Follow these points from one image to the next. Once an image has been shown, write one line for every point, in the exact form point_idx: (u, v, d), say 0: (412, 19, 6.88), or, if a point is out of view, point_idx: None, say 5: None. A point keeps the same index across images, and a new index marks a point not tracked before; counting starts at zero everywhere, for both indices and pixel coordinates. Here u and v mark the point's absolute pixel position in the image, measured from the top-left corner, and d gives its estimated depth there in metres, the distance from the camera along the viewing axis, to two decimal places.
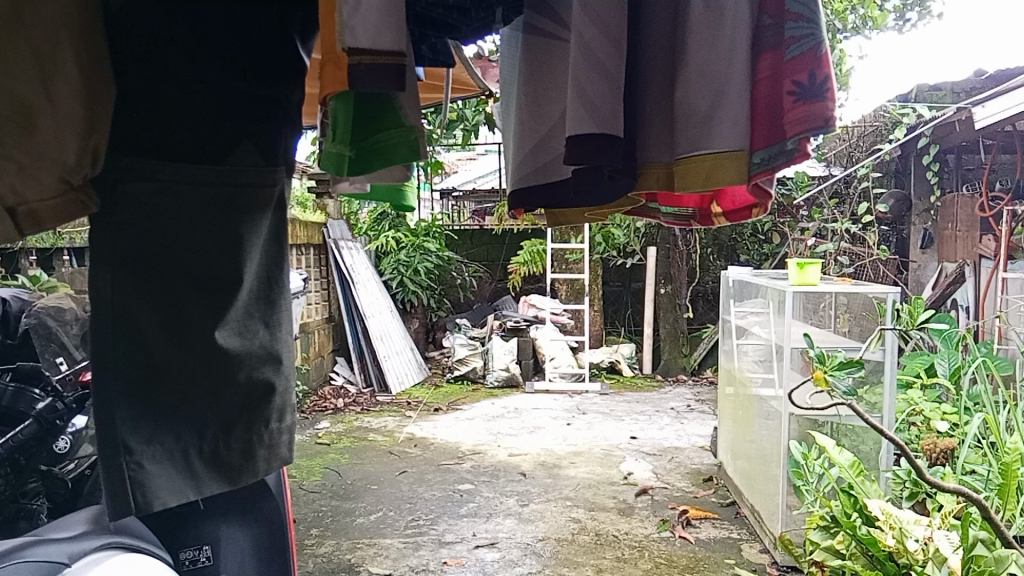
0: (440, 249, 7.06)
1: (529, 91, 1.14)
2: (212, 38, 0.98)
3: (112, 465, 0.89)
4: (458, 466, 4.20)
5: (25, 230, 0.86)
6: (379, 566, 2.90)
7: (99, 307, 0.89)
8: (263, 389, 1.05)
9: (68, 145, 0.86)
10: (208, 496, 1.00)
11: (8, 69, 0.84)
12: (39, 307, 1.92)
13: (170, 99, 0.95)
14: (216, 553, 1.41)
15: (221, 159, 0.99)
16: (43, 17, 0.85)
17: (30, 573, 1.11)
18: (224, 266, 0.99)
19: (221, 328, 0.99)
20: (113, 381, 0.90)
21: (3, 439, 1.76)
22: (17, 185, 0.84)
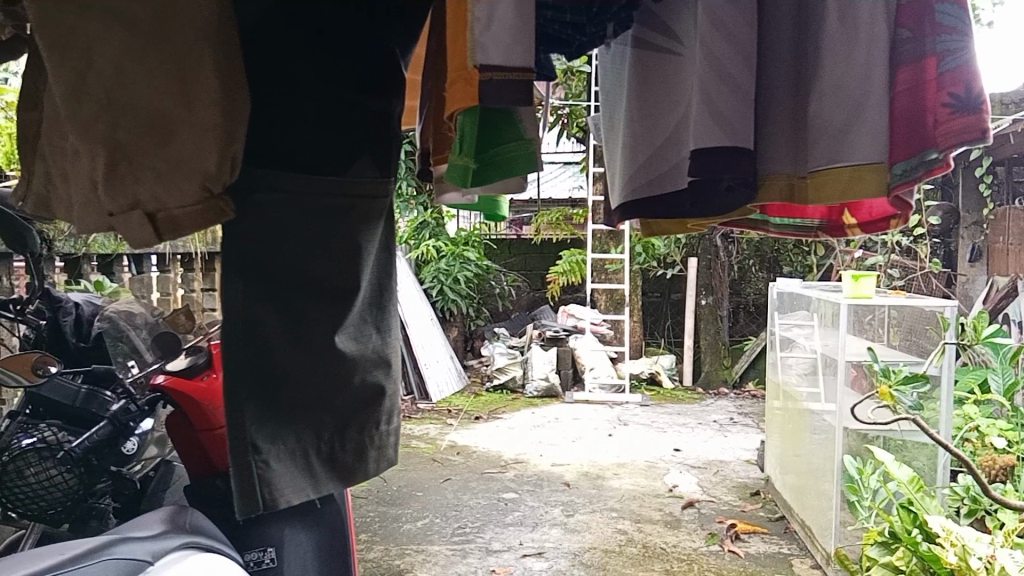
0: (479, 258, 7.11)
1: (638, 104, 1.19)
2: (338, 42, 1.00)
3: (242, 461, 0.92)
4: (501, 474, 4.21)
5: (164, 236, 0.93)
6: (427, 572, 2.92)
7: (230, 309, 0.92)
8: (375, 391, 1.11)
9: (208, 154, 0.88)
10: (326, 496, 1.05)
11: (154, 82, 0.89)
12: (111, 310, 1.96)
13: (296, 106, 0.98)
14: (279, 555, 1.75)
15: (345, 170, 1.03)
16: (182, 27, 0.88)
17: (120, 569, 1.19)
18: (344, 270, 1.04)
19: (341, 331, 1.04)
20: (241, 379, 0.93)
21: (77, 440, 1.74)
22: (160, 193, 0.91)
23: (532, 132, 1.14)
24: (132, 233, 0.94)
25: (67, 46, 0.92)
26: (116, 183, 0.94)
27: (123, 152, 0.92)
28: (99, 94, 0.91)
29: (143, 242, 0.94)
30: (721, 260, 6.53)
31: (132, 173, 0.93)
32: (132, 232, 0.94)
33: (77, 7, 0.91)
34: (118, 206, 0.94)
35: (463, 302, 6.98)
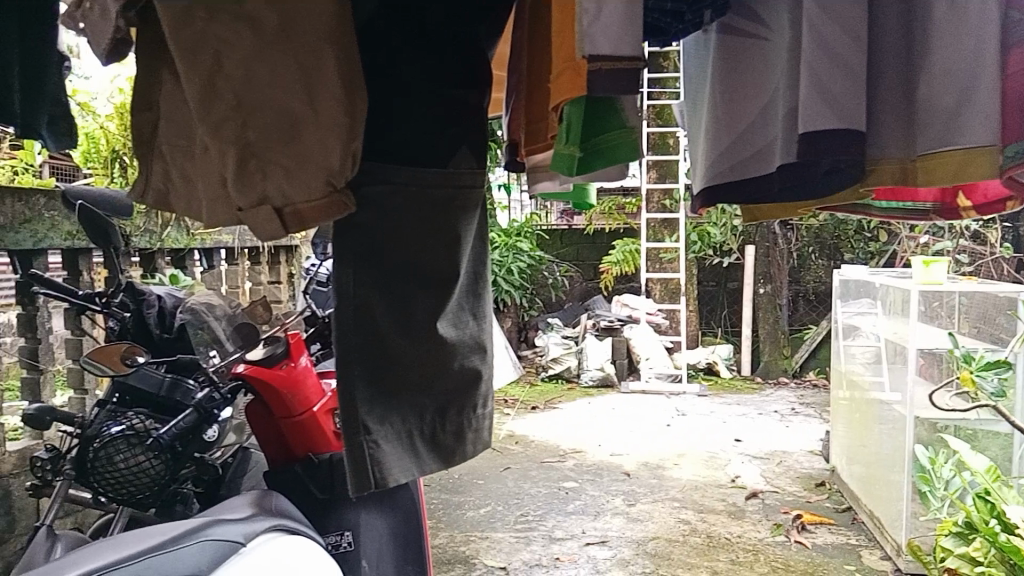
0: (532, 249, 7.13)
1: (725, 89, 1.22)
2: (442, 48, 1.18)
3: (355, 444, 1.07)
4: (561, 464, 4.23)
5: (290, 228, 1.02)
6: (493, 559, 2.97)
7: (344, 296, 1.08)
8: (473, 375, 1.27)
9: (333, 152, 1.00)
10: (429, 474, 1.20)
11: (283, 85, 1.01)
12: (193, 302, 2.00)
13: (403, 103, 1.15)
14: (355, 538, 1.88)
15: (447, 164, 1.19)
16: (308, 34, 1.00)
17: (213, 550, 1.26)
18: (445, 263, 1.20)
19: (442, 319, 1.21)
20: (354, 366, 1.09)
21: (164, 428, 1.73)
22: (286, 188, 1.02)
23: (634, 120, 1.22)
24: (261, 226, 1.03)
25: (197, 52, 1.01)
26: (246, 179, 1.04)
27: (252, 150, 1.03)
28: (229, 96, 1.02)
29: (271, 235, 1.04)
30: (780, 247, 6.43)
31: (261, 170, 1.03)
32: (260, 225, 1.03)
33: (208, 13, 1.01)
34: (247, 201, 1.04)
35: (518, 293, 7.01)
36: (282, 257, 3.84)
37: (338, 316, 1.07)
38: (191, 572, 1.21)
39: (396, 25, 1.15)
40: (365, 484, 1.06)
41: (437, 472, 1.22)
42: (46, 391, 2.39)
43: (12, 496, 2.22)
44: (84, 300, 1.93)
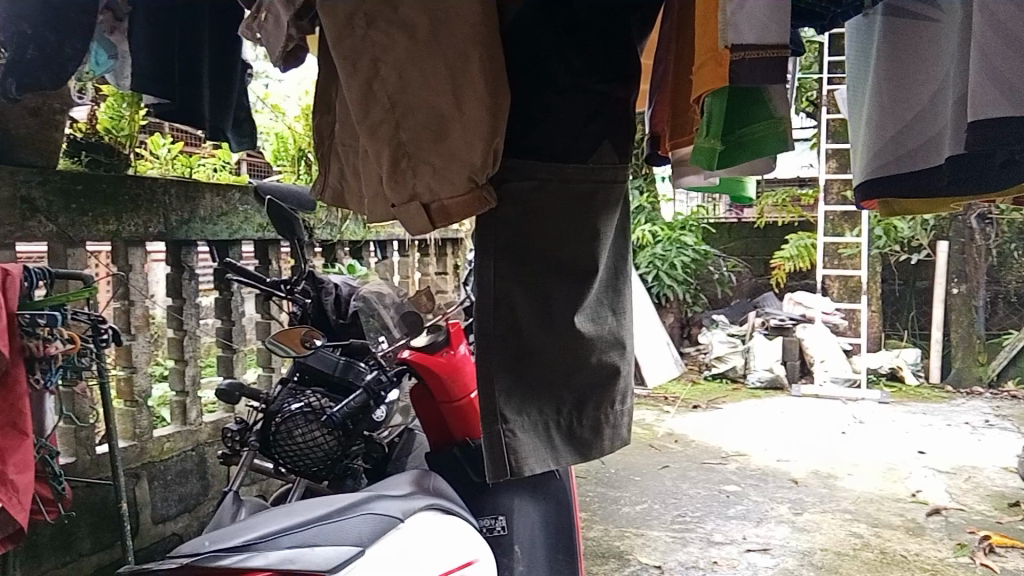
0: (697, 243, 6.94)
1: (889, 76, 1.31)
2: (586, 45, 1.26)
3: (492, 431, 1.19)
4: (722, 466, 4.11)
5: (437, 223, 1.12)
6: (648, 556, 2.94)
7: (485, 286, 1.21)
8: (611, 370, 1.34)
9: (475, 150, 1.08)
10: (565, 465, 1.29)
11: (434, 89, 1.10)
12: (366, 291, 2.13)
13: (549, 99, 1.23)
14: (508, 523, 1.94)
15: (587, 158, 1.27)
16: (457, 40, 1.09)
17: (374, 523, 1.34)
18: (583, 258, 1.29)
19: (579, 313, 1.29)
20: (494, 357, 1.20)
21: (338, 406, 1.84)
22: (434, 185, 1.11)
23: (782, 110, 1.25)
24: (410, 221, 1.12)
25: (358, 59, 1.13)
26: (398, 178, 1.13)
27: (404, 149, 1.12)
28: (385, 99, 1.13)
29: (419, 230, 1.12)
30: (977, 244, 5.83)
31: (411, 168, 1.12)
32: (409, 220, 1.12)
33: (367, 21, 1.13)
34: (399, 198, 1.13)
35: (681, 288, 6.85)
36: (449, 249, 4.01)
37: (480, 307, 1.20)
38: (355, 543, 1.28)
39: (540, 22, 1.22)
40: (501, 472, 1.18)
41: (574, 464, 1.32)
42: (238, 368, 2.64)
43: (207, 463, 2.47)
44: (272, 286, 2.10)
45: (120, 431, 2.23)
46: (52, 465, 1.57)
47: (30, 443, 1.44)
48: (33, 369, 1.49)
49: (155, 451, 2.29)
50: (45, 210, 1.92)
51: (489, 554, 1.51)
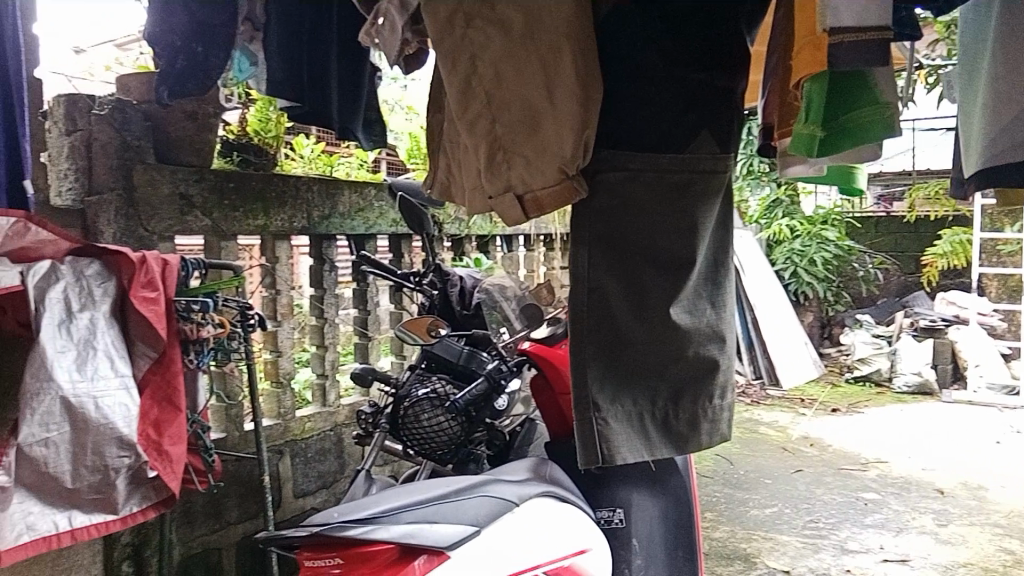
0: (840, 238, 6.52)
1: (1005, 65, 1.39)
2: (682, 35, 1.26)
3: (585, 417, 1.26)
4: (861, 473, 3.90)
5: (530, 213, 1.21)
6: (776, 561, 2.85)
7: (580, 277, 1.27)
8: (708, 363, 1.36)
9: (566, 141, 1.16)
10: (660, 456, 1.33)
11: (528, 84, 1.19)
12: (488, 283, 2.16)
13: (644, 91, 1.25)
14: (625, 516, 1.94)
15: (685, 148, 1.28)
16: (550, 37, 1.17)
17: (490, 506, 1.36)
18: (680, 249, 1.30)
19: (675, 305, 1.32)
20: (587, 346, 1.26)
21: (461, 393, 1.92)
22: (527, 176, 1.20)
23: (888, 97, 1.33)
24: (505, 212, 1.21)
25: (457, 56, 1.21)
26: (494, 171, 1.22)
27: (500, 143, 1.21)
28: (482, 94, 1.21)
29: (512, 220, 1.22)
30: None
31: (506, 161, 1.21)
32: (505, 211, 1.22)
33: (466, 21, 1.21)
34: (494, 190, 1.22)
35: (821, 286, 6.54)
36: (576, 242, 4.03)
37: (574, 296, 1.27)
38: (472, 523, 1.31)
39: (636, 13, 1.25)
40: (592, 459, 1.25)
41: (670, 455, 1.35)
42: (372, 355, 2.80)
43: (343, 442, 2.64)
44: (403, 279, 2.21)
45: (265, 411, 2.41)
46: (204, 439, 1.72)
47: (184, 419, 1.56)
48: (186, 351, 1.64)
49: (296, 430, 2.46)
50: (201, 205, 2.11)
51: (603, 546, 1.52)
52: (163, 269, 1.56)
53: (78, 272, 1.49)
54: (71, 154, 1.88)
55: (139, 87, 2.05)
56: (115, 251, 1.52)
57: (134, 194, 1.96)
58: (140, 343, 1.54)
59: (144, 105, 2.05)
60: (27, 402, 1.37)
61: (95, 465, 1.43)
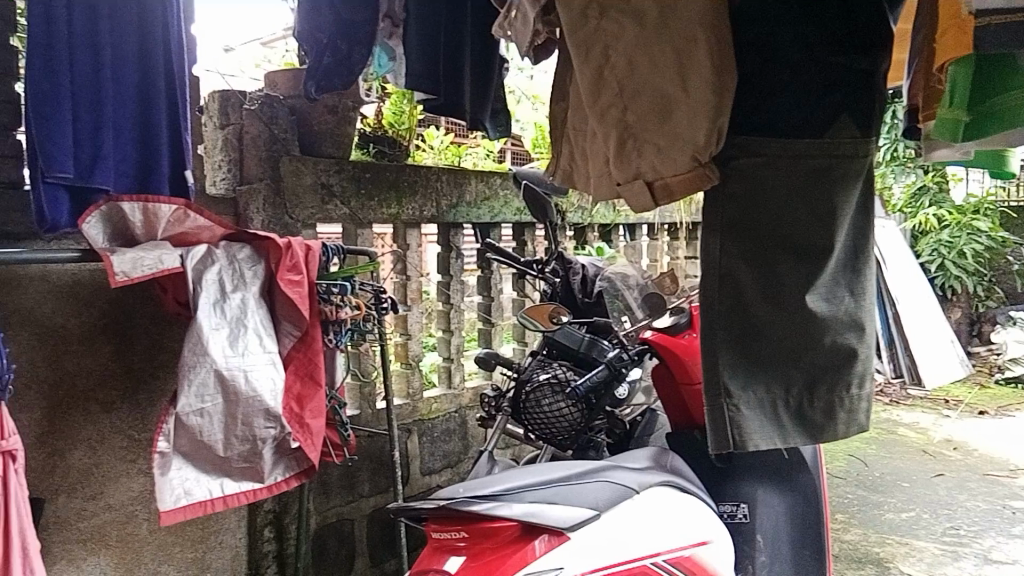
0: (994, 229, 6.13)
1: None
2: (821, 17, 1.21)
3: (716, 403, 1.26)
4: (1011, 480, 3.63)
5: (659, 200, 1.21)
6: (911, 567, 2.72)
7: (711, 263, 1.26)
8: (847, 354, 1.29)
9: (699, 128, 1.14)
10: (794, 445, 1.30)
11: (660, 72, 1.18)
12: (610, 272, 2.20)
13: (782, 75, 1.21)
14: (749, 512, 1.92)
15: (823, 132, 1.22)
16: (685, 24, 1.14)
17: (610, 491, 1.38)
18: (818, 235, 1.24)
19: (810, 293, 1.26)
20: (717, 330, 1.26)
21: (582, 379, 1.94)
22: (657, 164, 1.20)
23: None
24: (634, 198, 1.23)
25: (590, 48, 1.24)
26: (622, 158, 1.24)
27: (630, 131, 1.23)
28: (613, 84, 1.23)
29: (641, 206, 1.23)
30: None
31: (636, 148, 1.22)
32: (634, 197, 1.24)
33: (599, 13, 1.23)
34: (624, 175, 1.25)
35: (971, 279, 6.09)
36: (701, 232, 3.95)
37: (705, 282, 1.26)
38: (592, 506, 1.33)
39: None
40: (723, 444, 1.25)
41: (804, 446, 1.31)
42: (495, 341, 2.89)
43: (468, 424, 2.73)
44: (525, 266, 2.22)
45: (396, 390, 2.54)
46: (340, 414, 1.84)
47: (323, 393, 1.68)
48: (326, 331, 1.74)
49: (423, 411, 2.57)
50: (340, 195, 2.24)
51: (723, 535, 1.52)
52: (306, 254, 1.67)
53: (231, 256, 1.61)
54: (224, 147, 2.03)
55: (285, 82, 2.19)
56: (263, 237, 1.65)
57: (281, 183, 2.10)
58: (285, 322, 1.65)
59: (290, 99, 2.19)
60: (185, 373, 1.50)
61: (245, 434, 1.54)
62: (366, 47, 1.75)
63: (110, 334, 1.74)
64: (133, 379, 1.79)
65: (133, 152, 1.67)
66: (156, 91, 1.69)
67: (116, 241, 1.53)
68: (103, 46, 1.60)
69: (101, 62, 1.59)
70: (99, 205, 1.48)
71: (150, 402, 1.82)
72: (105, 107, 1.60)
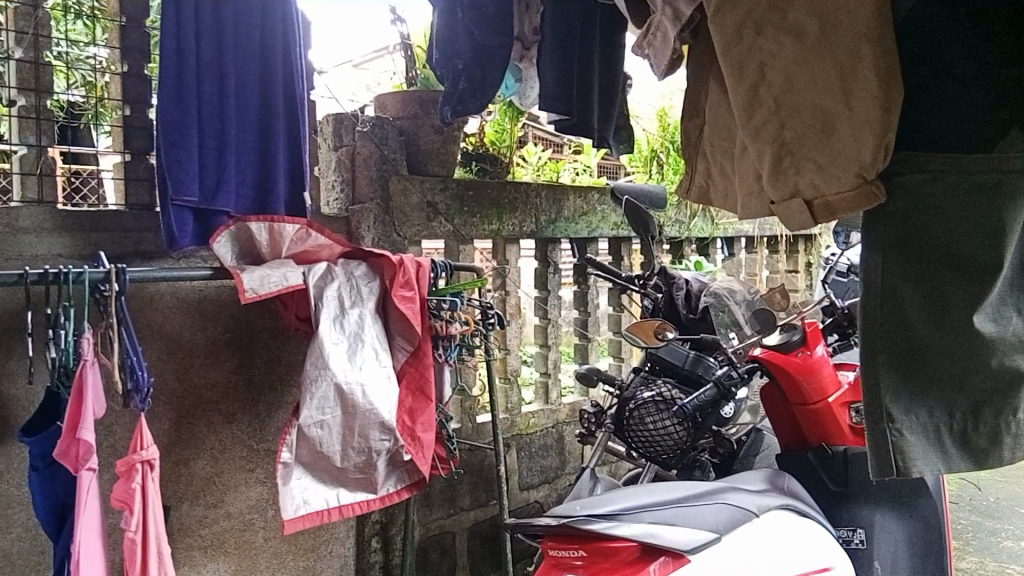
0: None
1: None
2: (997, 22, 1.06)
3: (879, 429, 1.12)
4: None
5: (820, 219, 1.06)
6: None
7: (871, 279, 1.13)
8: (1014, 376, 1.16)
9: (866, 144, 1.00)
10: (958, 472, 1.17)
11: (820, 85, 1.04)
12: (716, 287, 2.11)
13: (951, 87, 1.07)
14: (867, 538, 1.85)
15: (994, 146, 1.08)
16: (849, 36, 1.01)
17: (728, 514, 1.35)
18: (989, 253, 1.11)
19: (979, 313, 1.13)
20: (880, 353, 1.13)
21: (689, 398, 1.88)
22: (818, 182, 1.06)
23: None
24: (792, 219, 1.09)
25: (744, 65, 1.11)
26: (779, 175, 1.09)
27: (788, 148, 1.08)
28: (770, 101, 1.09)
29: (799, 227, 1.09)
30: None
31: (794, 166, 1.08)
32: (789, 216, 1.09)
33: (755, 29, 1.10)
34: (779, 195, 1.10)
35: None
36: (801, 246, 3.83)
37: (867, 303, 1.13)
38: (711, 529, 1.30)
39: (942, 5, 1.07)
40: (888, 470, 1.11)
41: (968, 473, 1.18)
42: (591, 355, 2.83)
43: (565, 440, 2.71)
44: (627, 281, 2.21)
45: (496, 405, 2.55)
46: (447, 428, 1.86)
47: (434, 408, 1.71)
48: (436, 346, 1.78)
49: (521, 426, 2.57)
50: (444, 212, 2.28)
51: (846, 563, 1.46)
52: (417, 271, 1.71)
53: (349, 273, 1.67)
54: (338, 167, 2.15)
55: (394, 105, 2.26)
56: (378, 255, 1.70)
57: (390, 202, 2.17)
58: (398, 337, 1.70)
59: (400, 120, 2.27)
60: (307, 387, 1.56)
61: (360, 447, 1.59)
62: (501, 69, 1.79)
63: (233, 347, 1.82)
64: (252, 391, 1.86)
65: (252, 172, 1.74)
66: (275, 114, 1.74)
67: (244, 259, 1.64)
68: (229, 75, 1.68)
69: (226, 89, 1.69)
70: (228, 224, 1.60)
71: (267, 413, 1.88)
72: (229, 133, 1.69)
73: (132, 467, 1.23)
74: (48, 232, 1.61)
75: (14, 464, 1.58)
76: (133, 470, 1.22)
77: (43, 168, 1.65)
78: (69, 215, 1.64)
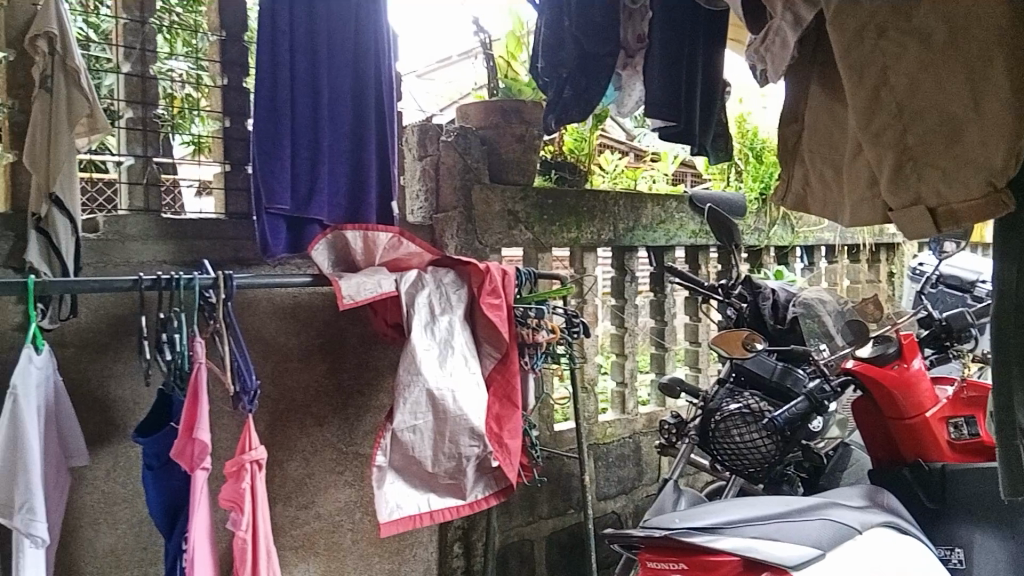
0: None
1: None
2: None
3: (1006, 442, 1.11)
4: None
5: (942, 227, 1.03)
6: None
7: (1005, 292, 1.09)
8: None
9: (996, 150, 0.97)
10: None
11: (947, 89, 1.02)
12: (802, 297, 2.12)
13: None
14: (967, 558, 1.74)
15: None
16: (979, 39, 0.99)
17: (831, 529, 1.31)
18: None
19: None
20: (1013, 368, 1.09)
21: (781, 410, 1.81)
22: (942, 189, 1.03)
23: None
24: (911, 227, 1.05)
25: (865, 70, 1.08)
26: (898, 182, 1.06)
27: (909, 153, 1.05)
28: (892, 105, 1.06)
29: (919, 235, 1.05)
30: None
31: (916, 172, 1.05)
32: (909, 224, 1.06)
33: (878, 32, 1.07)
34: (898, 202, 1.07)
35: None
36: (882, 254, 3.72)
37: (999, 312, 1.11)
38: (814, 544, 1.27)
39: None
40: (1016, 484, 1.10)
41: None
42: (668, 365, 2.79)
43: (642, 450, 2.68)
44: (709, 290, 2.11)
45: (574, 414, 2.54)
46: (531, 436, 1.88)
47: (520, 415, 1.71)
48: (522, 354, 1.78)
49: (599, 435, 2.55)
50: (524, 220, 2.29)
51: None
52: (503, 278, 1.71)
53: (439, 281, 1.69)
54: (422, 177, 2.18)
55: (477, 114, 2.28)
56: (466, 263, 1.72)
57: (472, 211, 2.20)
58: (486, 344, 1.71)
59: (482, 129, 2.28)
60: (401, 391, 1.59)
61: (451, 452, 1.60)
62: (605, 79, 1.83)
63: (324, 352, 1.86)
64: (341, 396, 1.89)
65: (345, 184, 1.78)
66: (367, 125, 1.78)
67: (340, 266, 1.69)
68: (322, 88, 1.72)
69: (320, 103, 1.73)
70: (325, 233, 1.65)
71: (356, 416, 1.92)
72: (323, 143, 1.72)
73: (241, 468, 1.30)
74: (153, 240, 1.67)
75: (121, 463, 1.65)
76: (243, 470, 1.29)
77: (149, 178, 1.71)
78: (172, 223, 1.70)
